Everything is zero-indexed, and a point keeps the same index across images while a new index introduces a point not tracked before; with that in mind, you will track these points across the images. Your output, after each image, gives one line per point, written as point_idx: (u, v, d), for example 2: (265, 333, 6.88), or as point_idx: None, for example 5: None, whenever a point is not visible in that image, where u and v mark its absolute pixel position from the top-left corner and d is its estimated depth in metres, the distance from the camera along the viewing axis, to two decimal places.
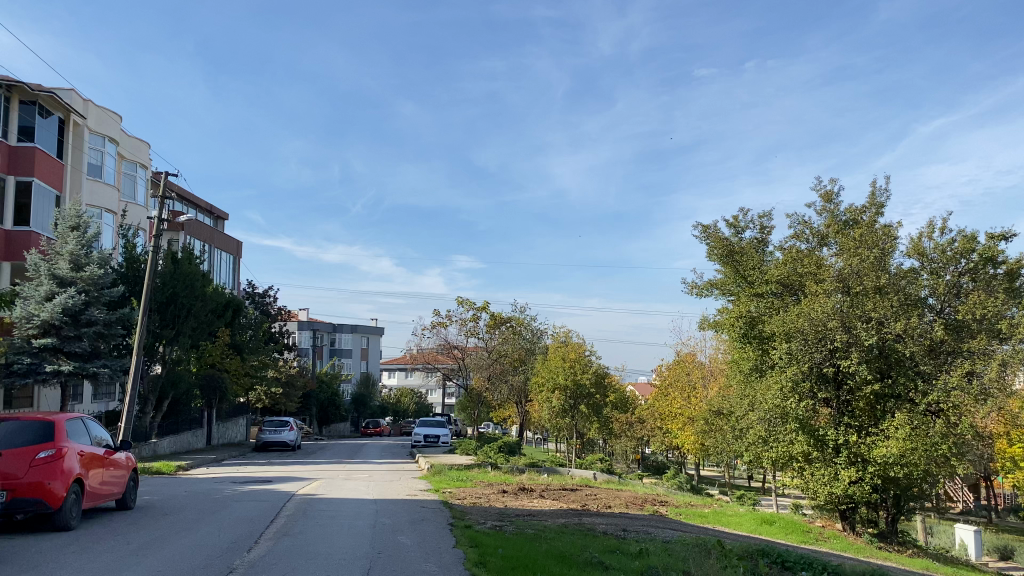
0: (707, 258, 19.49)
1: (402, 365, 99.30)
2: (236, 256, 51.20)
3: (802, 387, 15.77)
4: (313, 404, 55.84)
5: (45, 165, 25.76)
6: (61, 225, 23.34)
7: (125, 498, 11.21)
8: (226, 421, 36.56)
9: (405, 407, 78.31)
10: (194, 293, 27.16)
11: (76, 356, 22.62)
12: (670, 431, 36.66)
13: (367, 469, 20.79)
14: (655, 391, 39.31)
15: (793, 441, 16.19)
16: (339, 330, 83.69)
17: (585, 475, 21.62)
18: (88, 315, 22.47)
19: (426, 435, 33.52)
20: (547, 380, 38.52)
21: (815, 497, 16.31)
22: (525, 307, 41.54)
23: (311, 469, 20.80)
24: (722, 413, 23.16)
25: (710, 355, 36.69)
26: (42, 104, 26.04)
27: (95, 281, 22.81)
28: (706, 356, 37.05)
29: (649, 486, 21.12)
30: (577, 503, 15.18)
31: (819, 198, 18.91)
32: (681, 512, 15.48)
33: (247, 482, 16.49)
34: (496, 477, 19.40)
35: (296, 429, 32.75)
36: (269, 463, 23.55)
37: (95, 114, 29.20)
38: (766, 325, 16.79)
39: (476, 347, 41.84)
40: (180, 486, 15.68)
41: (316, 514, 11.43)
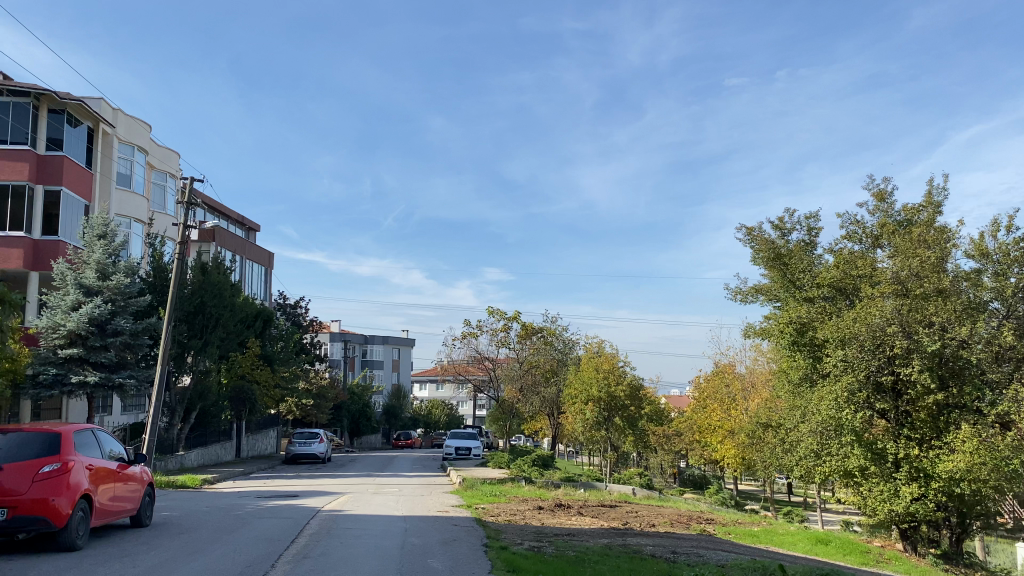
0: (752, 262, 18.62)
1: (433, 377, 98.81)
2: (268, 268, 51.09)
3: (858, 396, 14.78)
4: (344, 415, 55.43)
5: (74, 175, 25.56)
6: (88, 234, 23.06)
7: (141, 515, 10.61)
8: (256, 433, 36.15)
9: (437, 419, 77.74)
10: (224, 304, 26.76)
11: (102, 367, 22.24)
12: (709, 444, 35.51)
13: (397, 483, 20.09)
14: (693, 403, 38.17)
15: (849, 454, 15.17)
16: (371, 342, 83.45)
17: (624, 490, 20.71)
18: (115, 324, 22.07)
19: (458, 448, 32.76)
20: (580, 392, 37.61)
21: (874, 516, 15.21)
22: (558, 316, 40.71)
23: (339, 483, 20.10)
24: (767, 425, 22.11)
25: (749, 367, 35.57)
26: (70, 113, 25.90)
27: (122, 291, 22.43)
28: (745, 367, 35.96)
29: (692, 502, 20.15)
30: (619, 521, 14.30)
31: (871, 198, 17.95)
32: (730, 531, 14.52)
33: (273, 497, 15.86)
34: (531, 492, 18.57)
35: (326, 442, 32.20)
36: (298, 477, 22.96)
37: (124, 123, 29.09)
38: (819, 332, 15.85)
39: (508, 358, 41.07)
40: (203, 501, 15.10)
41: (341, 532, 10.67)
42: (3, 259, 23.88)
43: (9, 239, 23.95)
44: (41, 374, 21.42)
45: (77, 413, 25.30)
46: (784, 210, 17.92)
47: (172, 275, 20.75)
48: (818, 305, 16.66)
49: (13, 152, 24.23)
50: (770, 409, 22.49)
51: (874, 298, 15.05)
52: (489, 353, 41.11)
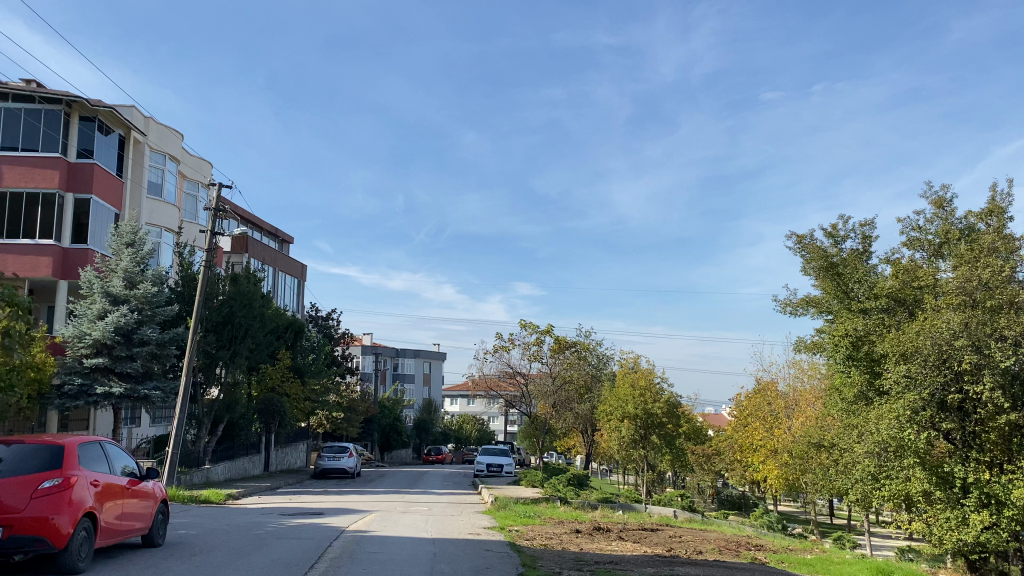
0: (803, 273, 17.62)
1: (464, 392, 98.14)
2: (300, 280, 50.86)
3: (922, 415, 13.69)
4: (375, 430, 54.90)
5: (104, 183, 25.30)
6: (116, 241, 22.74)
7: (152, 534, 9.91)
8: (285, 446, 35.66)
9: (467, 434, 76.96)
10: (253, 314, 26.25)
11: (128, 378, 21.81)
12: (750, 464, 34.27)
13: (428, 501, 19.27)
14: (733, 421, 36.95)
15: (912, 478, 14.06)
16: (403, 355, 83.04)
17: (665, 513, 19.70)
18: (141, 334, 21.63)
19: (489, 465, 31.90)
20: (615, 408, 36.59)
21: (940, 546, 14.04)
22: (592, 330, 39.72)
23: (367, 500, 19.39)
24: (818, 446, 20.96)
25: (790, 386, 34.61)
26: (102, 121, 25.69)
27: (149, 299, 22.02)
28: (786, 385, 35.04)
29: (737, 526, 19.12)
30: (663, 547, 13.35)
31: (931, 205, 16.88)
32: (782, 559, 13.48)
33: (296, 515, 15.16)
34: (567, 513, 17.64)
35: (356, 456, 31.56)
36: (325, 493, 22.27)
37: (156, 131, 28.89)
38: (878, 345, 14.79)
39: (541, 373, 40.18)
40: (224, 518, 14.43)
41: (364, 557, 9.88)
42: (32, 266, 23.59)
43: (39, 247, 23.69)
44: (66, 384, 21.08)
45: (104, 424, 24.91)
46: (839, 217, 16.91)
47: (198, 284, 20.25)
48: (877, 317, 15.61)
49: (44, 159, 24.02)
50: (819, 429, 21.37)
51: (940, 310, 13.98)
52: (521, 368, 40.27)
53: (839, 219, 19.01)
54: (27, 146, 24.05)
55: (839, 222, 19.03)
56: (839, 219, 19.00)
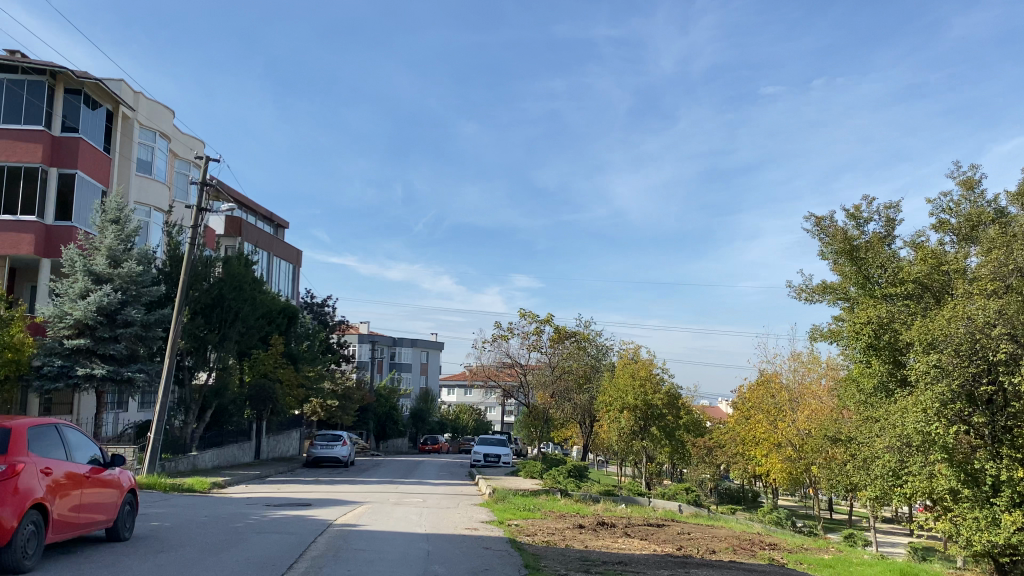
0: (822, 257, 16.82)
1: (461, 381, 97.40)
2: (295, 265, 49.96)
3: (951, 408, 12.83)
4: (370, 418, 54.16)
5: (90, 159, 24.32)
6: (101, 218, 21.76)
7: (118, 527, 9.06)
8: (277, 434, 34.81)
9: (465, 423, 76.39)
10: (244, 297, 25.37)
11: (111, 360, 20.90)
12: (753, 457, 33.48)
13: (422, 492, 18.39)
14: (736, 413, 36.14)
15: (937, 475, 13.19)
16: (399, 344, 82.22)
17: (670, 507, 18.86)
18: (125, 315, 20.71)
19: (486, 455, 31.09)
20: (614, 399, 35.75)
21: (968, 549, 13.14)
22: (592, 320, 38.88)
23: (359, 491, 18.51)
24: (832, 440, 20.09)
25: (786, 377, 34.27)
26: (88, 94, 24.66)
27: (134, 279, 21.07)
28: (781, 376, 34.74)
29: (745, 522, 18.30)
30: (673, 545, 12.46)
31: (958, 187, 16.05)
32: (800, 560, 12.59)
33: (282, 506, 14.27)
34: (567, 507, 16.79)
35: (349, 445, 30.69)
36: (315, 482, 21.40)
37: (146, 107, 27.89)
38: (906, 334, 13.94)
39: (539, 362, 39.31)
40: (204, 509, 13.53)
41: (349, 555, 8.94)
42: (12, 244, 22.63)
43: (21, 224, 22.74)
44: (46, 366, 20.13)
45: (89, 408, 23.98)
46: (861, 198, 16.18)
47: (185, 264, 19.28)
48: (903, 304, 14.76)
49: (27, 132, 23.03)
50: (832, 423, 20.53)
51: (971, 297, 13.14)
52: (520, 357, 39.41)
53: (858, 203, 18.17)
54: (8, 119, 23.04)
55: (858, 205, 18.20)
56: (858, 203, 18.17)
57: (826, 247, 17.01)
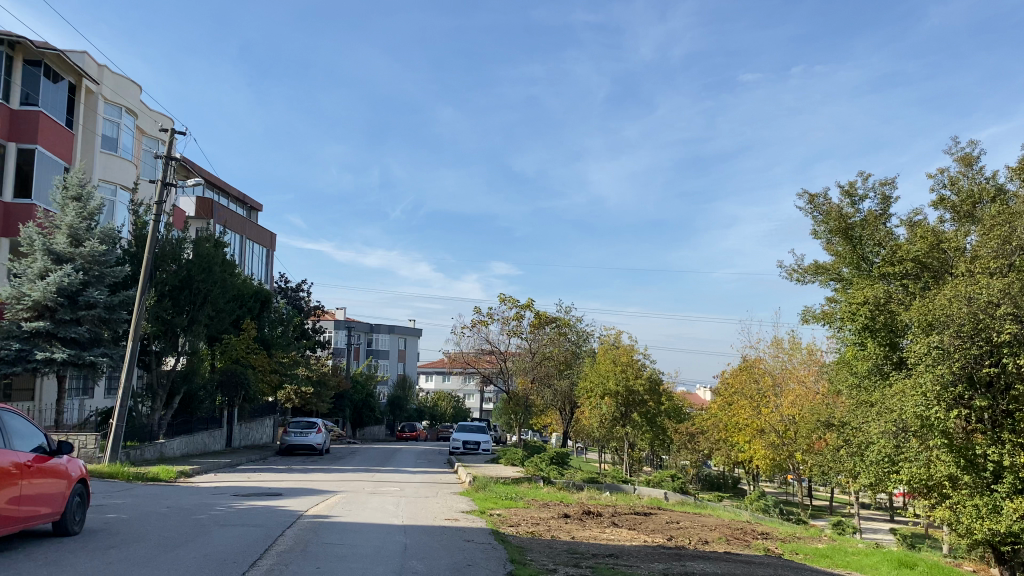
0: (816, 235, 16.49)
1: (440, 369, 96.66)
2: (269, 249, 48.94)
3: (952, 391, 12.32)
4: (347, 405, 53.31)
5: (51, 134, 23.17)
6: (62, 194, 20.70)
7: (65, 521, 8.27)
8: (250, 421, 33.91)
9: (443, 410, 75.79)
10: (214, 279, 24.50)
11: (73, 344, 19.93)
12: (736, 444, 33.14)
13: (399, 481, 17.68)
14: (718, 399, 35.71)
15: (936, 461, 12.70)
16: (377, 331, 81.27)
17: (656, 495, 18.30)
18: (87, 296, 19.74)
19: (466, 442, 30.43)
20: (595, 385, 35.23)
21: (968, 536, 12.69)
22: (573, 304, 38.21)
23: (333, 479, 17.76)
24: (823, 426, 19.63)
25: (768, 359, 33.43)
26: (48, 65, 23.52)
27: (96, 258, 20.09)
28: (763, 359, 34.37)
29: (733, 510, 17.80)
30: (664, 535, 11.83)
31: (957, 164, 15.66)
32: (796, 550, 12.04)
33: (251, 496, 13.52)
34: (551, 495, 16.15)
35: (324, 432, 29.89)
36: (289, 471, 20.63)
37: (111, 81, 26.77)
38: (905, 315, 13.42)
39: (519, 348, 38.66)
40: (168, 499, 12.73)
41: (320, 550, 8.19)
42: None
43: None
44: (3, 349, 19.13)
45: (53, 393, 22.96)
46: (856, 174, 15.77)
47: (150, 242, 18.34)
48: (901, 283, 14.25)
49: None
50: (821, 410, 20.09)
51: (973, 276, 12.64)
52: (499, 343, 38.77)
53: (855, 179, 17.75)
54: None
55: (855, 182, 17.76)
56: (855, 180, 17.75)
57: (820, 226, 16.69)
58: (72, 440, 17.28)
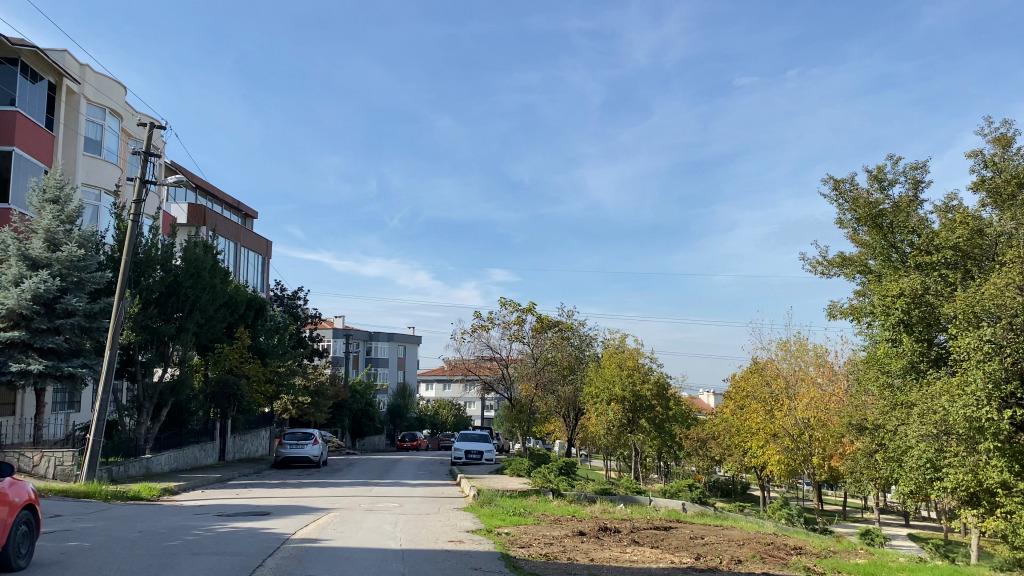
0: (846, 222, 16.20)
1: (440, 377, 95.43)
2: (265, 257, 47.84)
3: (1005, 390, 11.18)
4: (345, 415, 52.12)
5: (30, 135, 21.97)
6: (38, 196, 19.54)
7: (9, 554, 7.13)
8: (245, 433, 32.77)
9: (444, 419, 74.67)
10: (202, 285, 23.45)
11: (51, 355, 18.77)
12: (748, 449, 31.99)
13: (398, 496, 16.53)
14: (729, 403, 34.57)
15: (987, 467, 11.57)
16: (376, 339, 80.12)
17: (674, 506, 17.17)
18: (65, 304, 18.60)
19: (468, 452, 29.30)
20: (600, 391, 34.06)
21: None
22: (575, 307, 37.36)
23: (327, 495, 16.60)
24: (852, 430, 18.46)
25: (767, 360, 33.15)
26: (25, 63, 22.39)
27: (74, 263, 18.96)
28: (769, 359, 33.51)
29: (756, 521, 16.68)
30: (691, 555, 10.67)
31: (992, 145, 15.22)
32: (839, 568, 10.89)
33: (235, 517, 12.37)
34: (562, 510, 14.99)
35: (321, 444, 28.75)
36: (282, 486, 19.48)
37: (94, 82, 25.69)
38: (948, 307, 12.31)
39: (520, 354, 37.54)
40: (142, 522, 11.57)
41: None
42: None
43: None
44: None
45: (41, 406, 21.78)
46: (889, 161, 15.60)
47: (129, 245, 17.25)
48: (938, 274, 13.21)
49: None
50: (847, 413, 18.94)
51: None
52: (501, 348, 37.69)
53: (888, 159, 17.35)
54: None
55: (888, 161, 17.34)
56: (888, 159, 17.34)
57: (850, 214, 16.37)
58: (48, 458, 16.13)
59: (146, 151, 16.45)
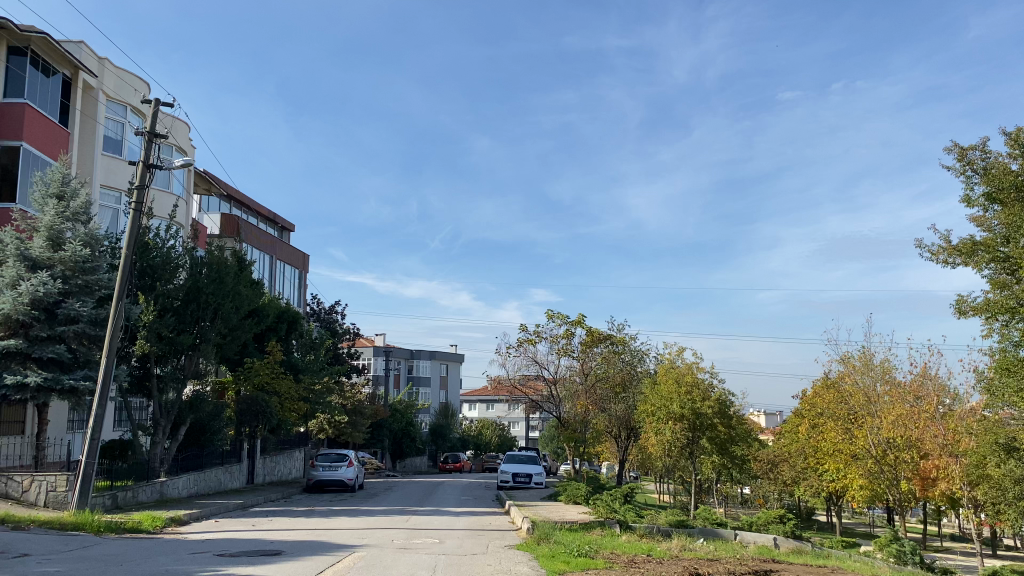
0: (978, 191, 15.49)
1: (483, 396, 92.98)
2: (302, 271, 46.24)
3: None
4: (385, 435, 50.09)
5: (41, 129, 20.25)
6: (41, 191, 17.69)
7: None
8: (276, 455, 30.69)
9: (488, 440, 72.32)
10: (226, 291, 21.47)
11: (53, 366, 16.82)
12: (825, 472, 29.23)
13: (439, 528, 14.10)
14: (802, 422, 31.70)
15: None
16: (418, 357, 78.14)
17: (764, 542, 14.53)
18: (66, 309, 16.62)
19: (516, 475, 26.86)
20: (656, 409, 31.34)
21: None
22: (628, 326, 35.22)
23: (356, 528, 14.26)
24: (1005, 452, 18.18)
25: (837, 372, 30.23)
26: (35, 53, 20.62)
27: (79, 265, 17.07)
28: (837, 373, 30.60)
29: (865, 561, 13.98)
30: None
31: None
32: None
33: (237, 559, 10.09)
34: (634, 548, 12.46)
35: (356, 466, 26.56)
36: (307, 515, 17.23)
37: (114, 75, 24.02)
38: None
39: (568, 371, 35.63)
40: (122, 565, 9.32)
41: None
42: None
43: None
44: None
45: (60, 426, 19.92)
46: (1017, 130, 15.46)
47: (129, 246, 14.95)
48: None
49: None
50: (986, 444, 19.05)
51: None
52: (547, 364, 35.44)
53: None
54: None
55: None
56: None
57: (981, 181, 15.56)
58: (39, 482, 14.06)
59: (149, 131, 14.37)
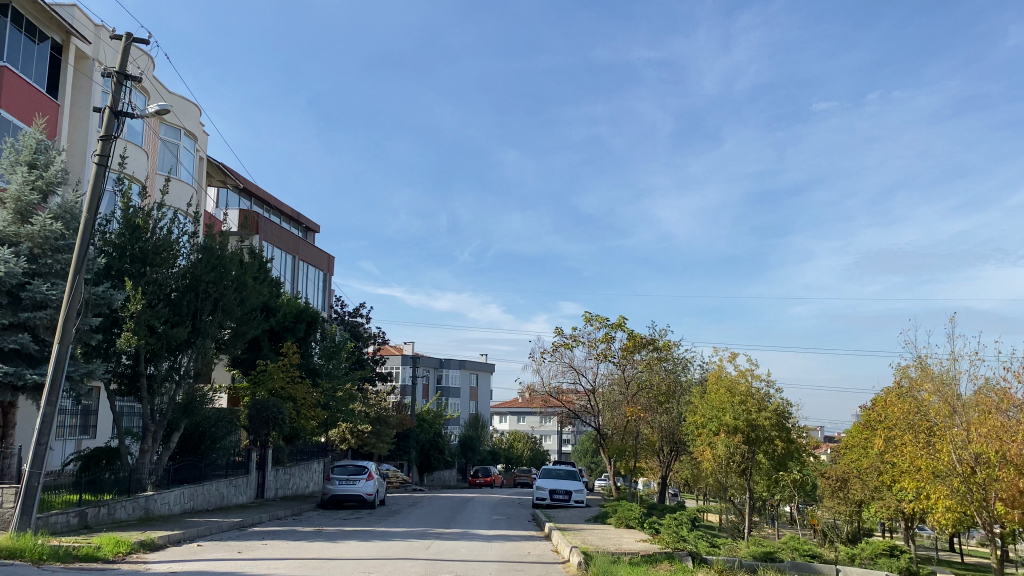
0: None
1: (515, 408, 90.17)
2: (326, 274, 43.91)
3: None
4: (412, 447, 47.39)
5: (20, 96, 18.04)
6: (11, 158, 15.21)
7: None
8: (291, 466, 28.13)
9: (519, 453, 69.35)
10: (229, 280, 18.93)
11: (18, 359, 14.44)
12: (902, 489, 25.93)
13: (468, 560, 11.34)
14: (873, 435, 28.46)
15: None
16: (447, 366, 75.62)
17: None
18: (31, 292, 14.18)
19: (553, 492, 24.02)
20: (706, 421, 28.35)
21: None
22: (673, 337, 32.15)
23: (367, 558, 11.53)
24: None
25: (909, 377, 27.03)
26: (19, 11, 18.35)
27: (50, 242, 14.67)
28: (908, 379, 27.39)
29: None
30: None
31: None
32: None
33: None
34: None
35: (376, 479, 23.90)
36: (312, 538, 14.52)
37: (111, 46, 21.77)
38: None
39: (607, 379, 32.66)
40: None
41: None
42: None
43: None
44: None
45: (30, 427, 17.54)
46: None
47: (87, 214, 12.46)
48: None
49: None
50: None
51: None
52: (585, 370, 32.59)
53: None
54: None
55: None
56: None
57: None
58: None
59: (120, 72, 11.90)
